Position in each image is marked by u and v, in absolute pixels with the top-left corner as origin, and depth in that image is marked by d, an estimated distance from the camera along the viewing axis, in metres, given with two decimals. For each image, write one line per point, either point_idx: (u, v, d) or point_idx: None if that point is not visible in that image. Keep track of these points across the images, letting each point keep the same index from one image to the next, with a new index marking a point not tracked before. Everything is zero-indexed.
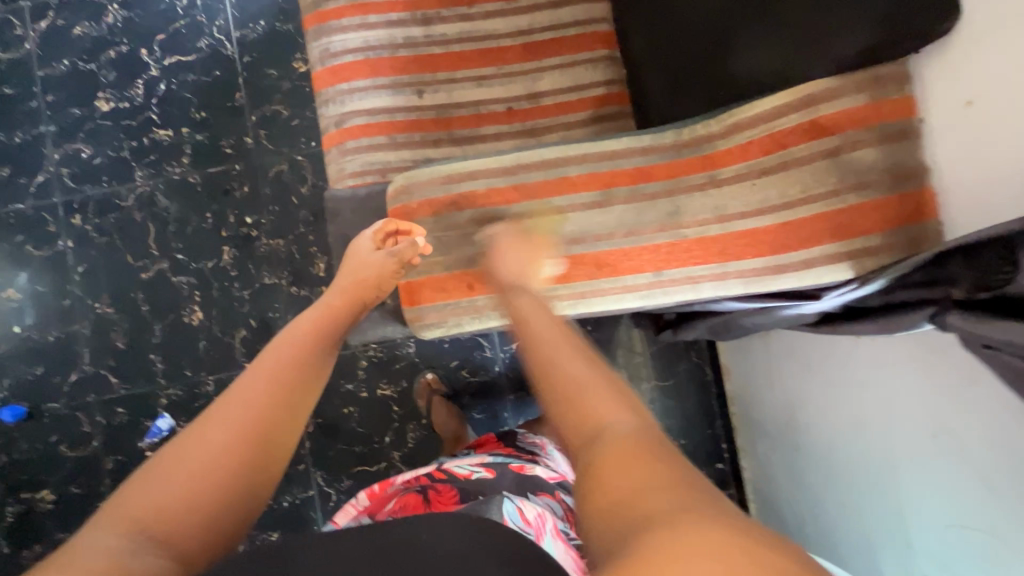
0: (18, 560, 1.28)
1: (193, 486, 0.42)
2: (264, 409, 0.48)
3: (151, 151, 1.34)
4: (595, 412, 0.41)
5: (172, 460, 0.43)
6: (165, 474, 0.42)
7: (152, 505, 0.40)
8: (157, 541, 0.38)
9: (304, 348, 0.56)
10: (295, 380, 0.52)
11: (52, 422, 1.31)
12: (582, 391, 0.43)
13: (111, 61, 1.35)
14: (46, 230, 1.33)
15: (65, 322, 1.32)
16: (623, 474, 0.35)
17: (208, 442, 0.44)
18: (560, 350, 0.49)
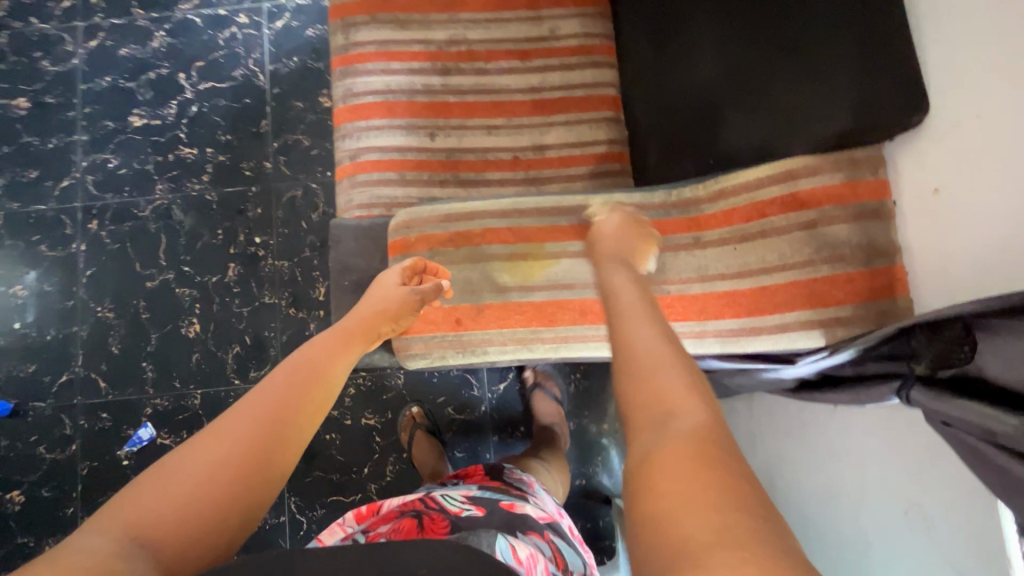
0: None
1: (183, 500, 0.42)
2: (266, 429, 0.49)
3: (174, 167, 1.40)
4: (671, 397, 0.41)
5: (170, 472, 0.43)
6: (162, 482, 0.42)
7: (142, 513, 0.40)
8: (147, 551, 0.38)
9: (311, 371, 0.57)
10: (297, 404, 0.53)
11: (35, 422, 1.31)
12: (648, 372, 0.43)
13: (150, 81, 1.43)
14: (62, 233, 1.38)
15: (65, 323, 1.35)
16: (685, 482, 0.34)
17: (207, 455, 0.45)
18: (642, 328, 0.48)
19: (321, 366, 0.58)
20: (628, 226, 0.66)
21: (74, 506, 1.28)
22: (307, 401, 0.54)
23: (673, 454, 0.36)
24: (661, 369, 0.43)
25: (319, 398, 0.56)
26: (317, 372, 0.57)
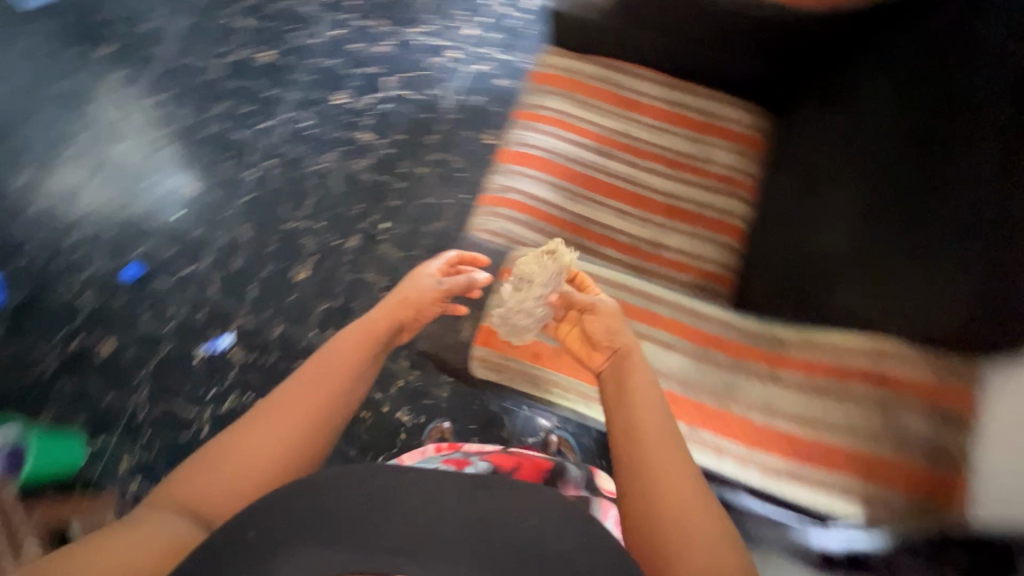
0: (50, 384, 1.43)
1: (235, 484, 0.60)
2: (294, 422, 0.66)
3: (349, 143, 1.65)
4: (697, 551, 0.54)
5: (217, 463, 0.62)
6: (213, 472, 0.61)
7: (198, 497, 0.60)
8: (198, 519, 0.58)
9: (333, 366, 0.72)
10: (323, 395, 0.69)
11: (151, 293, 1.53)
12: (677, 519, 0.57)
13: (363, 74, 1.72)
14: (245, 160, 1.65)
15: (211, 229, 1.58)
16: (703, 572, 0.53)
17: (246, 448, 0.63)
18: (679, 472, 0.60)
19: (342, 360, 0.73)
20: (626, 350, 0.74)
21: (142, 373, 1.45)
22: (337, 390, 0.70)
23: None
24: (677, 477, 0.60)
25: (342, 383, 0.71)
26: (332, 363, 0.72)
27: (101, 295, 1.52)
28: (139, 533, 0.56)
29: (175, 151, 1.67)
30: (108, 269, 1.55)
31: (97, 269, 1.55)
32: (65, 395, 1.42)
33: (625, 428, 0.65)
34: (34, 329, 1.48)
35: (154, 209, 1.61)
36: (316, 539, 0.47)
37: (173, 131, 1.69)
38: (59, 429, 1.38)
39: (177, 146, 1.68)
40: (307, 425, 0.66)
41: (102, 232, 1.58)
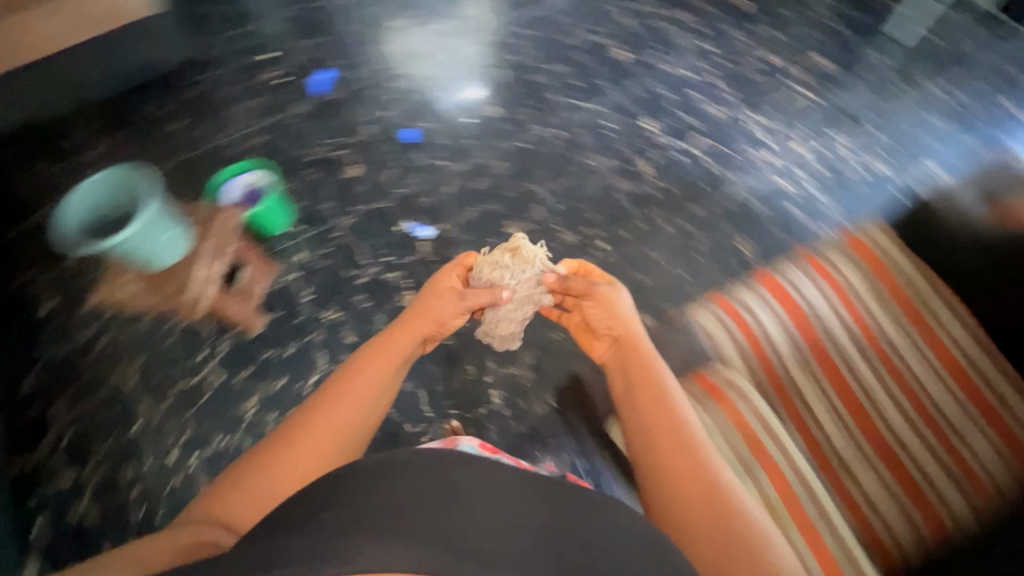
0: (307, 169, 1.74)
1: (279, 486, 0.86)
2: (303, 447, 0.89)
3: (628, 162, 1.70)
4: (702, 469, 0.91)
5: (258, 470, 0.87)
6: (260, 477, 0.87)
7: (247, 498, 0.85)
8: (228, 525, 0.83)
9: (351, 390, 0.98)
10: (330, 422, 0.93)
11: (409, 160, 1.76)
12: (683, 452, 0.92)
13: (682, 119, 1.76)
14: (542, 117, 1.80)
15: (480, 147, 1.76)
16: (708, 511, 0.86)
17: (286, 452, 0.89)
18: (677, 417, 0.98)
19: (358, 385, 0.99)
20: (633, 369, 1.07)
21: (359, 208, 1.70)
22: (354, 402, 0.96)
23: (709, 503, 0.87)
24: (682, 456, 0.91)
25: (350, 410, 0.95)
26: (348, 388, 0.98)
27: (380, 137, 1.80)
28: (188, 540, 0.81)
29: (502, 75, 1.88)
30: (397, 122, 1.83)
31: (391, 117, 1.83)
32: (308, 182, 1.73)
33: (648, 421, 0.97)
34: (327, 127, 1.82)
35: (456, 105, 1.84)
36: (379, 536, 0.59)
37: (513, 60, 1.91)
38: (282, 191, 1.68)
39: (508, 73, 1.88)
40: (316, 447, 0.90)
41: (414, 96, 1.87)
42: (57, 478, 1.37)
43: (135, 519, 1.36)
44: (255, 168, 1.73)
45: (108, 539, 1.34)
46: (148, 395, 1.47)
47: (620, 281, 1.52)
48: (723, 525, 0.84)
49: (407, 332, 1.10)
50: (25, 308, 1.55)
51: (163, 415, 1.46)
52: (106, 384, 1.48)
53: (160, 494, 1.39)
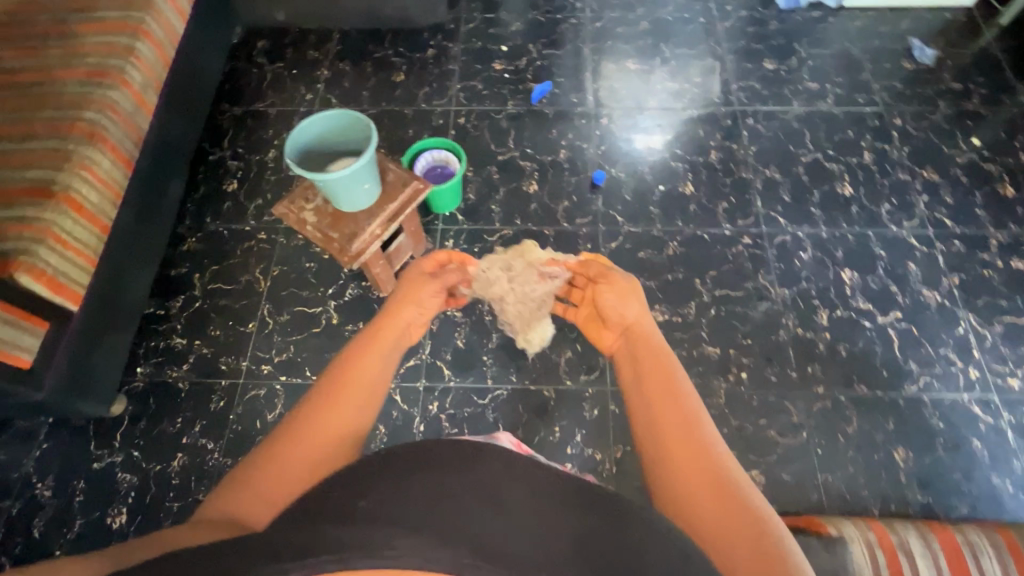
0: (491, 170, 1.79)
1: (287, 475, 0.70)
2: (313, 426, 0.74)
3: (806, 303, 1.53)
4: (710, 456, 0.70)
5: (261, 460, 0.72)
6: (266, 466, 0.71)
7: (250, 494, 0.69)
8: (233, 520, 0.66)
9: (359, 365, 0.82)
10: (338, 392, 0.78)
11: (586, 201, 1.73)
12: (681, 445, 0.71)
13: (887, 285, 1.55)
14: (736, 215, 1.67)
15: (660, 218, 1.68)
16: (743, 554, 0.62)
17: (296, 433, 0.73)
18: (682, 407, 0.75)
19: (367, 366, 0.83)
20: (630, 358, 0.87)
21: (521, 226, 1.69)
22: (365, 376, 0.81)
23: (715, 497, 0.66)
24: (699, 468, 0.68)
25: (359, 383, 0.81)
26: (358, 364, 0.82)
27: (569, 168, 1.79)
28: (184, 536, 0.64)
29: (712, 158, 1.79)
30: (591, 159, 1.81)
31: (588, 153, 1.82)
32: (487, 182, 1.77)
33: (649, 424, 0.75)
34: (526, 138, 1.86)
35: (655, 167, 1.78)
36: (403, 524, 0.49)
37: (730, 147, 1.81)
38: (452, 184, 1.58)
39: (719, 158, 1.79)
40: (332, 422, 0.75)
41: (617, 142, 1.84)
42: (176, 339, 1.55)
43: (212, 407, 1.46)
44: (454, 146, 1.67)
45: (185, 411, 1.45)
46: (271, 305, 1.59)
47: (744, 423, 1.39)
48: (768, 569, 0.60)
49: (398, 318, 0.96)
50: (220, 191, 1.79)
51: (277, 328, 1.56)
52: (244, 278, 1.64)
53: (242, 396, 1.47)
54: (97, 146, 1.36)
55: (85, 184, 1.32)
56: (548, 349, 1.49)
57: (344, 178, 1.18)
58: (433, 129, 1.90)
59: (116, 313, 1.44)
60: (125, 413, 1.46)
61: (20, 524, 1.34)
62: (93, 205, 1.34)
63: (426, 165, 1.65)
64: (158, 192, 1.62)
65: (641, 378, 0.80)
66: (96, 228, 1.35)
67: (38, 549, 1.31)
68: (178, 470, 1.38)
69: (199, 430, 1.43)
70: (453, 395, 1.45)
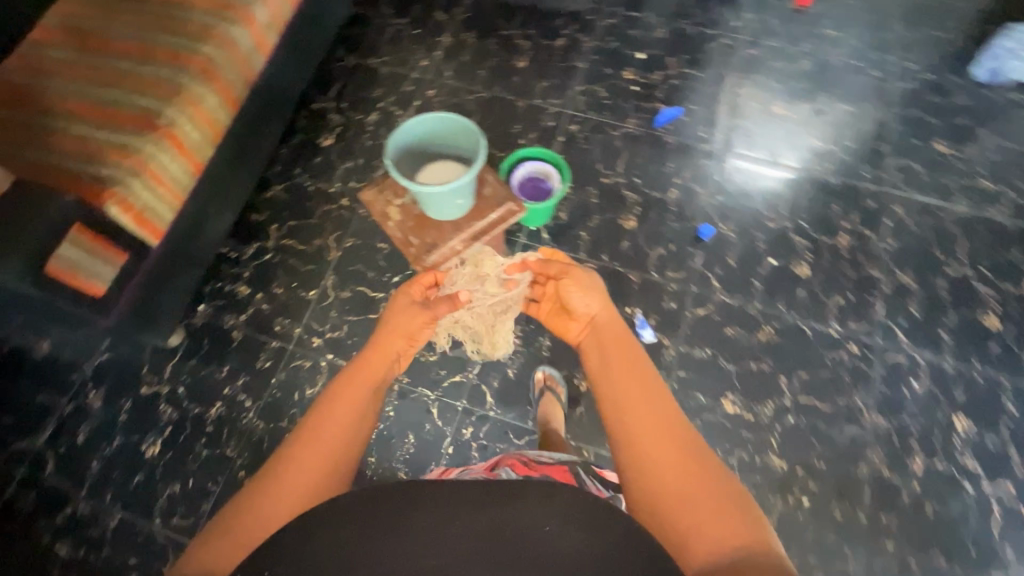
0: (590, 193, 1.65)
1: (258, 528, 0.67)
2: (296, 472, 0.72)
3: (902, 441, 1.34)
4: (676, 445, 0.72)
5: (238, 507, 0.69)
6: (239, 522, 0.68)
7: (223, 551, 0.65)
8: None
9: (334, 412, 0.79)
10: (318, 433, 0.76)
11: (684, 253, 1.57)
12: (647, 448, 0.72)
13: (1005, 448, 1.33)
14: (849, 317, 1.47)
15: (761, 295, 1.51)
16: (706, 510, 0.65)
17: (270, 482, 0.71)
18: (642, 409, 0.76)
19: (350, 403, 0.81)
20: (598, 352, 0.89)
21: (605, 262, 1.56)
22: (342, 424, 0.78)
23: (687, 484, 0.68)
24: (655, 439, 0.73)
25: (345, 424, 0.79)
26: (335, 406, 0.80)
27: (675, 212, 1.62)
28: None
29: (841, 242, 1.57)
30: (702, 208, 1.63)
31: (700, 200, 1.64)
32: (583, 205, 1.64)
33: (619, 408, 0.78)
34: (637, 166, 1.69)
35: (771, 236, 1.58)
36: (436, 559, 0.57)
37: (865, 234, 1.58)
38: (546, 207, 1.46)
39: (848, 244, 1.56)
40: (314, 465, 0.73)
41: (736, 195, 1.65)
42: (240, 287, 1.56)
43: (258, 365, 1.47)
44: (559, 160, 1.51)
45: (232, 362, 1.47)
46: (335, 277, 1.57)
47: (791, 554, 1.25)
48: (728, 523, 0.64)
49: (384, 348, 0.92)
50: (315, 145, 1.76)
51: (336, 304, 1.53)
52: (316, 242, 1.61)
53: (287, 363, 1.47)
54: (209, 84, 1.33)
55: (188, 122, 1.30)
56: None
57: (454, 185, 1.09)
58: (541, 129, 1.76)
59: (191, 251, 1.46)
60: (179, 346, 1.49)
61: (69, 425, 1.42)
62: (192, 143, 1.32)
63: (522, 175, 1.53)
64: (257, 137, 1.60)
65: (609, 392, 0.80)
66: (190, 167, 1.33)
67: (79, 454, 1.39)
68: (213, 420, 1.41)
69: (241, 385, 1.44)
70: (490, 425, 1.39)
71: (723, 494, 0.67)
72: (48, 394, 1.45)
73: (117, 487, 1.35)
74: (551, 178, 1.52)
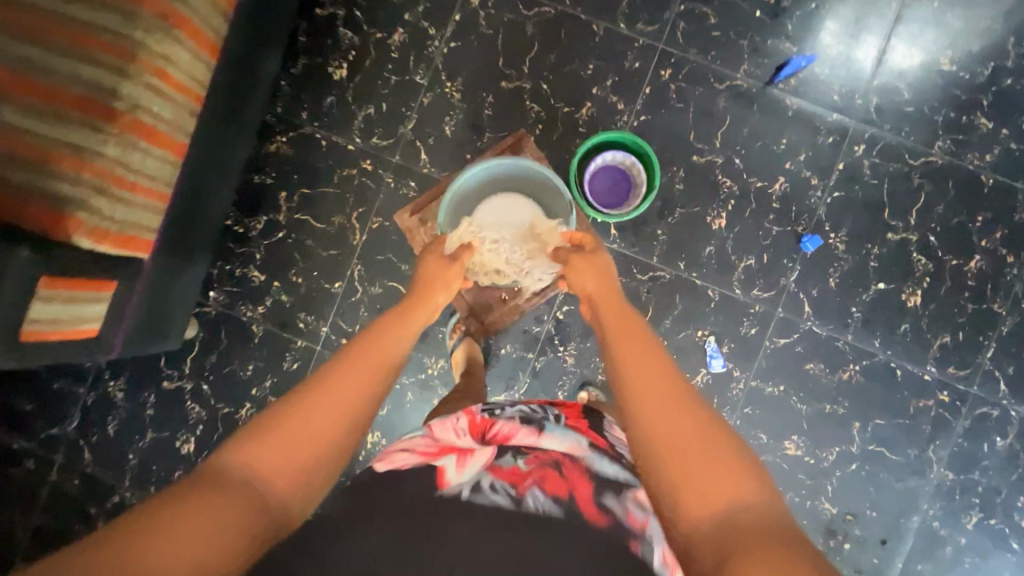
0: (674, 178, 1.32)
1: (295, 454, 0.60)
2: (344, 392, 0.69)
3: (963, 497, 1.29)
4: (700, 406, 0.67)
5: (301, 403, 0.65)
6: (280, 435, 0.61)
7: (262, 461, 0.58)
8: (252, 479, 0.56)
9: (384, 340, 0.83)
10: (364, 365, 0.75)
11: (777, 267, 1.31)
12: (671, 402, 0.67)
13: None
14: (950, 360, 1.29)
15: (856, 327, 1.30)
16: (700, 464, 0.60)
17: (312, 408, 0.65)
18: (662, 366, 0.74)
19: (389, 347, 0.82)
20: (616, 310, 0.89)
21: (680, 271, 1.31)
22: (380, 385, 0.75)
23: (710, 447, 0.61)
24: (654, 400, 0.68)
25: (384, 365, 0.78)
26: (375, 359, 0.77)
27: (778, 210, 1.31)
28: (187, 511, 0.50)
29: (971, 266, 1.30)
30: (812, 207, 1.30)
31: (812, 196, 1.30)
32: (664, 193, 1.32)
33: (622, 371, 0.76)
34: (740, 140, 1.31)
35: (888, 252, 1.30)
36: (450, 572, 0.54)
37: (1003, 258, 1.29)
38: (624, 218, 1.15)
39: (978, 269, 1.29)
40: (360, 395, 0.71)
41: (859, 191, 1.30)
42: (253, 271, 1.35)
43: (285, 366, 1.34)
44: (647, 151, 1.15)
45: (257, 360, 1.35)
46: (362, 267, 1.34)
47: None
48: (726, 479, 0.58)
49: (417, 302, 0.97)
50: (323, 75, 1.35)
51: (365, 301, 1.34)
52: (336, 220, 1.34)
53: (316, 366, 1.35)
54: (173, 35, 0.95)
55: (156, 96, 0.96)
56: None
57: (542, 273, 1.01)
58: (620, 72, 1.32)
59: (192, 243, 1.22)
60: (195, 337, 1.35)
61: (95, 415, 1.36)
62: (166, 124, 1.00)
63: (600, 171, 1.22)
64: (249, 80, 1.21)
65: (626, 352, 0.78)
66: (171, 153, 1.03)
67: (114, 443, 1.36)
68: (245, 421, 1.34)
69: (269, 386, 1.34)
70: None
71: (749, 466, 0.60)
72: (65, 381, 1.35)
73: (159, 480, 1.35)
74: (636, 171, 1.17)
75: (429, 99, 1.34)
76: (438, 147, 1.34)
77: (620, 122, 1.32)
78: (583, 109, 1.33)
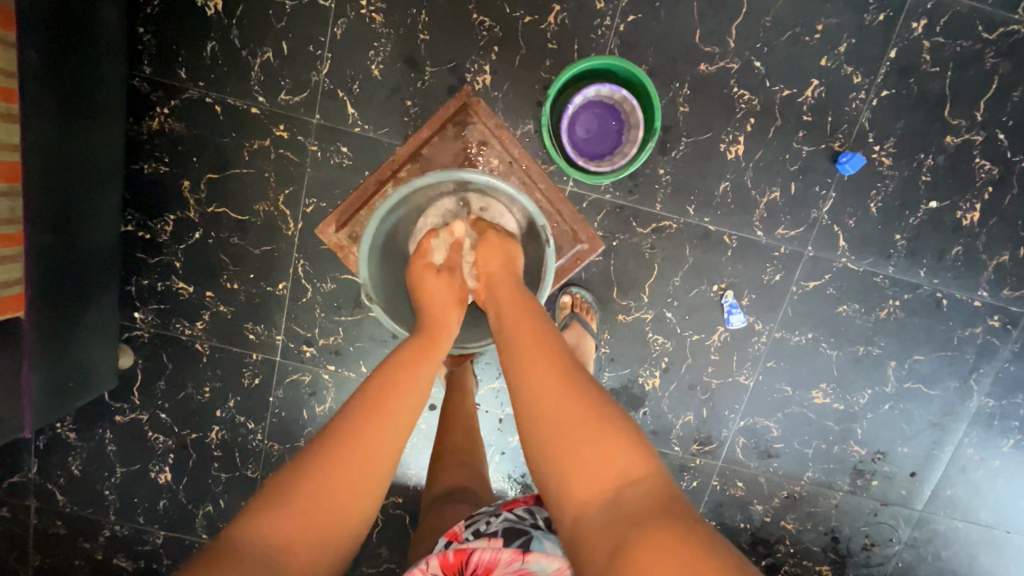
0: (676, 99, 1.02)
1: (361, 482, 0.55)
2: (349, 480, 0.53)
3: (1002, 421, 1.19)
4: (581, 389, 0.57)
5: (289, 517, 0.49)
6: (328, 462, 0.54)
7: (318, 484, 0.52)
8: None
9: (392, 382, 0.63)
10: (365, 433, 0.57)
11: (808, 196, 1.07)
12: (564, 399, 0.56)
13: None
14: (1006, 281, 1.11)
15: (899, 258, 1.10)
16: (582, 442, 0.53)
17: (356, 431, 0.57)
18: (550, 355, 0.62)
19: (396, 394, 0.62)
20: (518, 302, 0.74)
21: (690, 217, 1.07)
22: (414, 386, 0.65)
23: (601, 439, 0.53)
24: (548, 401, 0.57)
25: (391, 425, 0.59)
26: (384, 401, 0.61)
27: (808, 125, 1.04)
28: None
29: None
30: (851, 115, 1.03)
31: (853, 100, 1.03)
32: (665, 120, 1.03)
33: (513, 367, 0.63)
34: (761, 34, 1.01)
35: (945, 161, 1.05)
36: None
37: None
38: (619, 173, 0.96)
39: None
40: (362, 476, 0.55)
41: (913, 85, 1.02)
42: (178, 283, 1.11)
43: (245, 383, 1.17)
44: (642, 79, 0.95)
45: (213, 381, 1.16)
46: (306, 263, 1.10)
47: (851, 530, 1.23)
48: (616, 458, 0.52)
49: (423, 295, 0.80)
50: (194, 13, 1.00)
51: (318, 300, 1.13)
52: (260, 208, 1.07)
53: (281, 379, 1.16)
54: None
55: None
56: (666, 409, 1.16)
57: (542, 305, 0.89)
58: None
59: (87, 279, 0.95)
60: (134, 364, 1.16)
61: (53, 458, 1.20)
62: None
63: (582, 114, 1.00)
64: (92, 42, 0.87)
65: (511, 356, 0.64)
66: None
67: (76, 486, 1.21)
68: (218, 444, 1.19)
69: (233, 406, 1.18)
70: None
71: (635, 437, 0.54)
72: None
73: (147, 512, 1.22)
74: (625, 107, 0.97)
75: (343, 29, 1.00)
76: (367, 95, 1.02)
77: (601, 29, 1.00)
78: (550, 18, 0.99)
